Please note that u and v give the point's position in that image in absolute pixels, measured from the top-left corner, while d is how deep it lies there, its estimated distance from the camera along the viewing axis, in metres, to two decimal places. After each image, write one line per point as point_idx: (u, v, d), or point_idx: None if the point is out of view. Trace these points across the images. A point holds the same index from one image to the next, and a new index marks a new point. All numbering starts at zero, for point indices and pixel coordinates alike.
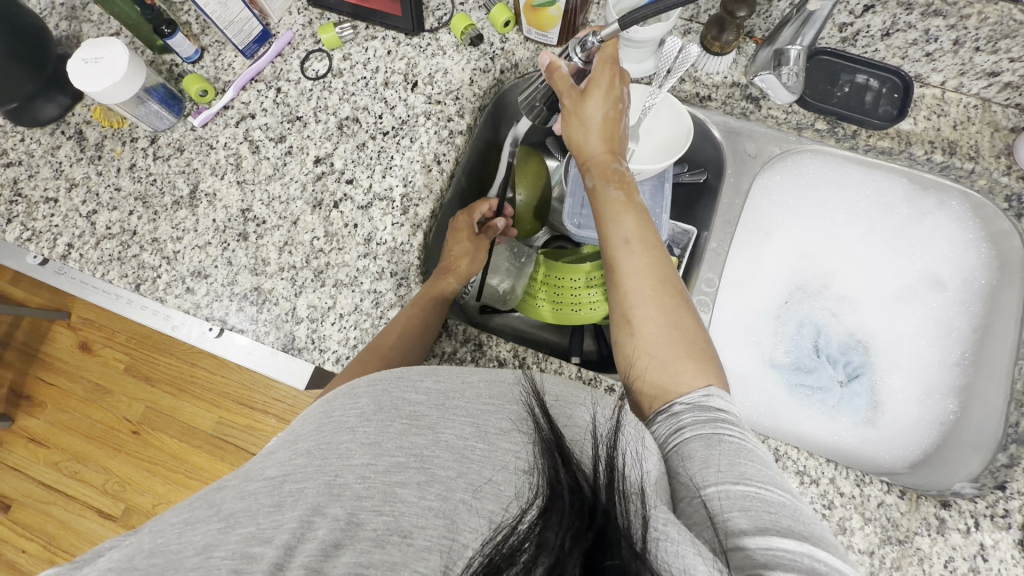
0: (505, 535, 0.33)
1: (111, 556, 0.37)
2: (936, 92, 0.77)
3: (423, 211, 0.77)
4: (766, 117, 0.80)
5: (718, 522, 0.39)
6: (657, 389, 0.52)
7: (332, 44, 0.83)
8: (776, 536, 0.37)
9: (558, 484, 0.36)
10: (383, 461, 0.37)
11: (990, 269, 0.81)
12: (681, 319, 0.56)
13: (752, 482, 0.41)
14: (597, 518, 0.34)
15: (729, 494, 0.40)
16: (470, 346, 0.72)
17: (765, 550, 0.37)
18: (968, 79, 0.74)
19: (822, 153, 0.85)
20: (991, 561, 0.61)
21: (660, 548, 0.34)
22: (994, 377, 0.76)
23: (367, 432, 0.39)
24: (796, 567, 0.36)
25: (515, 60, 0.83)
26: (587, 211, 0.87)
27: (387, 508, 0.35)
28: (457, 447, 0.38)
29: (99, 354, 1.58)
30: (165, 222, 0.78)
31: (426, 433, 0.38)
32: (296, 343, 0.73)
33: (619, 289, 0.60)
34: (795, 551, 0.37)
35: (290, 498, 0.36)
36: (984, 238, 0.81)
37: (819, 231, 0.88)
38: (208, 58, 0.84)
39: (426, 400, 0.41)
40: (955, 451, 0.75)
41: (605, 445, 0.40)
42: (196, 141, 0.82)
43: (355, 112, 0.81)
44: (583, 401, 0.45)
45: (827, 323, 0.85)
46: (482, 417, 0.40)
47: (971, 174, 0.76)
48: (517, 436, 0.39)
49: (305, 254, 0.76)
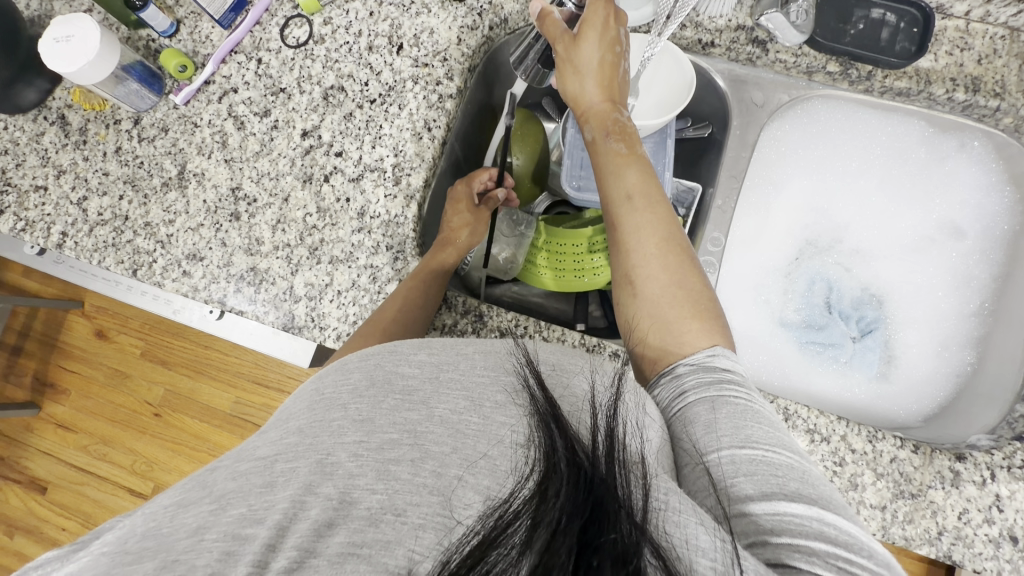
0: (500, 511, 0.33)
1: (113, 534, 0.37)
2: (960, 24, 0.71)
3: (416, 180, 0.74)
4: (774, 61, 0.75)
5: (721, 489, 0.39)
6: (661, 351, 0.51)
7: (311, 8, 0.79)
8: (782, 501, 0.37)
9: (554, 457, 0.35)
10: (376, 437, 0.36)
11: (1014, 214, 0.76)
12: (686, 278, 0.54)
13: (757, 444, 0.40)
14: (597, 490, 0.33)
15: (734, 459, 0.39)
16: (470, 318, 0.71)
17: (771, 515, 0.36)
18: (996, 6, 0.68)
19: (835, 98, 0.80)
20: (1007, 512, 0.60)
21: (662, 517, 0.33)
22: (1014, 326, 0.73)
23: (360, 410, 0.38)
24: (804, 532, 0.35)
25: (504, 15, 0.79)
26: (586, 172, 0.83)
27: (382, 486, 0.34)
28: (451, 421, 0.37)
29: (114, 340, 1.61)
30: (156, 205, 0.77)
31: (419, 408, 0.38)
32: (296, 322, 0.72)
33: (621, 248, 0.57)
34: (802, 515, 0.36)
35: (281, 478, 0.36)
36: (1008, 180, 0.76)
37: (831, 182, 0.84)
38: (185, 31, 0.81)
39: (419, 372, 0.40)
40: (971, 402, 0.73)
41: (604, 415, 0.39)
42: (180, 119, 0.79)
43: (340, 80, 0.78)
44: (581, 369, 0.44)
45: (838, 278, 0.83)
46: (476, 390, 0.39)
47: (996, 111, 0.71)
48: (513, 409, 0.38)
49: (299, 231, 0.74)
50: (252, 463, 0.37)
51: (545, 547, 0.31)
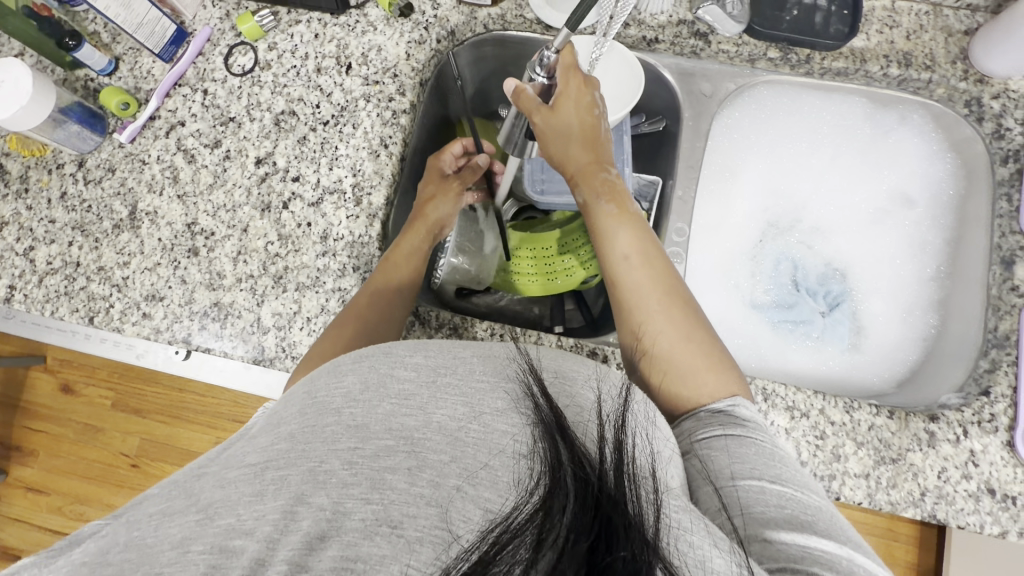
0: (503, 525, 0.32)
1: (86, 546, 0.36)
2: (886, 3, 0.75)
3: (377, 199, 0.73)
4: (717, 52, 0.77)
5: (746, 516, 0.39)
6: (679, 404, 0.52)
7: (254, 35, 0.78)
8: (813, 536, 0.37)
9: (560, 468, 0.34)
10: (370, 444, 0.36)
11: (957, 178, 0.79)
12: (691, 328, 0.55)
13: (786, 483, 0.42)
14: (609, 508, 0.33)
15: (759, 489, 0.41)
16: (446, 331, 0.70)
17: (800, 542, 0.37)
18: None
19: (778, 85, 0.82)
20: (983, 466, 0.62)
21: (674, 539, 0.33)
22: (969, 286, 0.75)
23: (346, 419, 0.37)
24: (833, 566, 0.35)
25: (450, 27, 0.79)
26: (548, 176, 0.84)
27: (377, 496, 0.33)
28: (450, 428, 0.36)
29: (82, 394, 1.54)
30: (108, 248, 0.74)
31: (417, 413, 0.37)
32: (267, 354, 0.70)
33: (624, 305, 0.58)
34: (832, 551, 0.36)
35: (273, 485, 0.35)
36: (947, 148, 0.79)
37: (785, 165, 0.86)
38: (125, 67, 0.79)
39: (415, 376, 0.39)
40: (939, 363, 0.75)
41: (611, 426, 0.38)
42: (127, 158, 0.77)
43: (290, 105, 0.77)
44: (584, 375, 0.42)
45: (803, 256, 0.85)
46: (475, 397, 0.38)
47: (929, 83, 0.74)
48: (514, 418, 0.37)
49: (261, 261, 0.72)
50: (242, 473, 0.36)
51: (551, 566, 0.30)
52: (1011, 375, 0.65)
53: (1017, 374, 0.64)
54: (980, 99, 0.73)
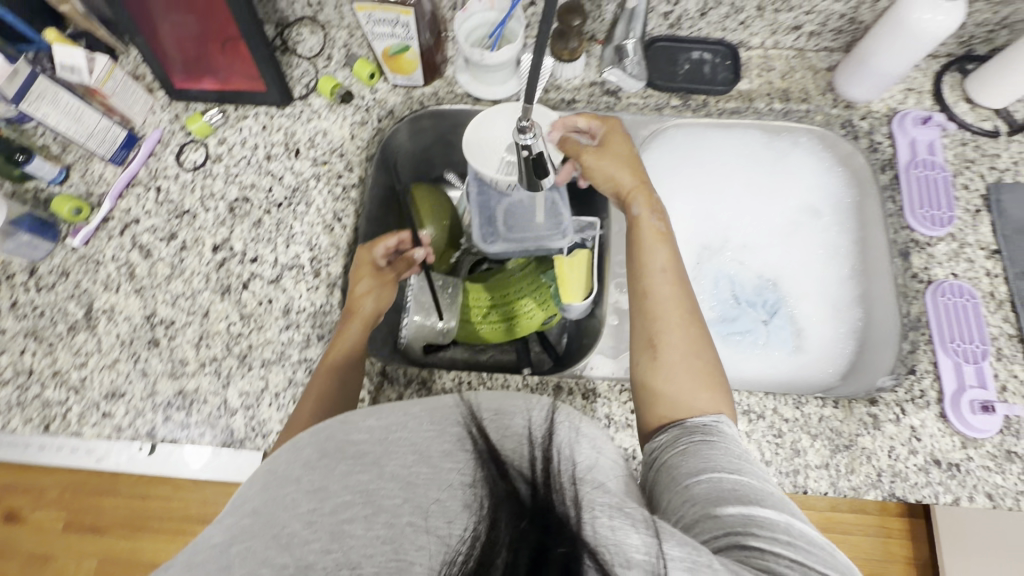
0: (453, 550, 0.35)
1: None
2: (760, 52, 0.88)
3: (335, 268, 0.77)
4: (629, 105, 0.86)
5: (699, 498, 0.44)
6: (674, 410, 0.55)
7: (204, 132, 0.83)
8: (758, 509, 0.42)
9: (496, 489, 0.38)
10: (330, 503, 0.37)
11: (851, 187, 0.90)
12: (699, 351, 0.59)
13: (747, 474, 0.45)
14: (547, 520, 0.37)
15: (716, 476, 0.45)
16: (415, 386, 0.72)
17: (746, 515, 0.41)
18: (780, 35, 0.86)
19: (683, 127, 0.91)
20: (924, 439, 0.68)
21: (596, 525, 0.36)
22: (881, 277, 0.83)
23: (309, 483, 0.38)
24: (772, 528, 0.40)
25: (389, 107, 0.86)
26: (497, 227, 0.90)
27: (337, 545, 0.35)
28: (401, 475, 0.38)
29: (28, 521, 1.40)
30: (64, 351, 0.73)
31: (370, 469, 0.39)
32: (236, 435, 0.69)
33: (645, 319, 0.62)
34: (775, 520, 0.41)
35: (238, 559, 0.35)
36: (837, 162, 0.90)
37: (705, 192, 0.96)
38: (76, 175, 0.82)
39: (369, 437, 0.41)
40: (872, 350, 0.82)
41: (540, 445, 0.42)
42: (80, 260, 0.78)
43: (243, 191, 0.81)
44: (525, 408, 0.45)
45: (736, 272, 0.93)
46: (424, 444, 0.41)
47: (809, 112, 0.87)
48: (460, 455, 0.40)
49: (224, 343, 0.73)
50: (208, 547, 0.37)
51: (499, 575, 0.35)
52: (928, 352, 0.72)
53: (934, 350, 0.72)
54: (852, 121, 0.86)
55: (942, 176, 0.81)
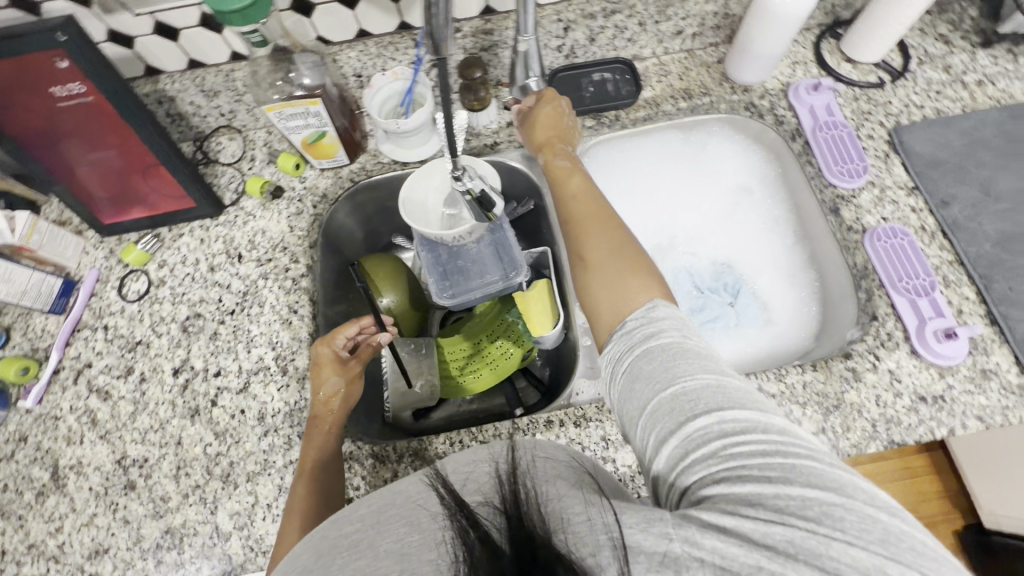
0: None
1: None
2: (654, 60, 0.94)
3: (302, 361, 0.76)
4: None
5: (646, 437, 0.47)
6: (614, 310, 0.55)
7: (141, 260, 0.83)
8: (696, 430, 0.43)
9: (474, 530, 0.40)
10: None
11: (771, 159, 0.95)
12: (625, 247, 0.60)
13: (679, 379, 0.45)
14: (528, 553, 0.38)
15: (661, 405, 0.45)
16: (408, 459, 0.70)
17: (683, 440, 0.43)
18: (666, 42, 0.92)
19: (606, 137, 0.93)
20: (904, 379, 0.70)
21: (567, 531, 0.39)
22: (822, 236, 0.86)
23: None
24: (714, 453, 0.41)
25: (321, 192, 0.88)
26: (455, 280, 0.90)
27: None
28: (396, 549, 0.40)
29: None
30: (35, 521, 0.69)
31: (367, 553, 0.40)
32: (236, 561, 0.66)
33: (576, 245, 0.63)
34: (716, 442, 0.41)
35: None
36: (752, 140, 0.96)
37: (641, 197, 0.98)
38: (17, 335, 0.79)
39: (360, 523, 0.42)
40: (832, 305, 0.85)
41: (507, 479, 0.43)
42: (37, 420, 0.75)
43: (193, 309, 0.80)
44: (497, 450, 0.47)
45: (692, 263, 0.96)
46: (415, 516, 0.42)
47: (712, 102, 0.92)
48: (442, 513, 0.41)
49: (205, 467, 0.71)
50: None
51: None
52: (885, 295, 0.75)
53: (889, 293, 0.75)
54: (752, 102, 0.92)
55: (846, 133, 0.86)
